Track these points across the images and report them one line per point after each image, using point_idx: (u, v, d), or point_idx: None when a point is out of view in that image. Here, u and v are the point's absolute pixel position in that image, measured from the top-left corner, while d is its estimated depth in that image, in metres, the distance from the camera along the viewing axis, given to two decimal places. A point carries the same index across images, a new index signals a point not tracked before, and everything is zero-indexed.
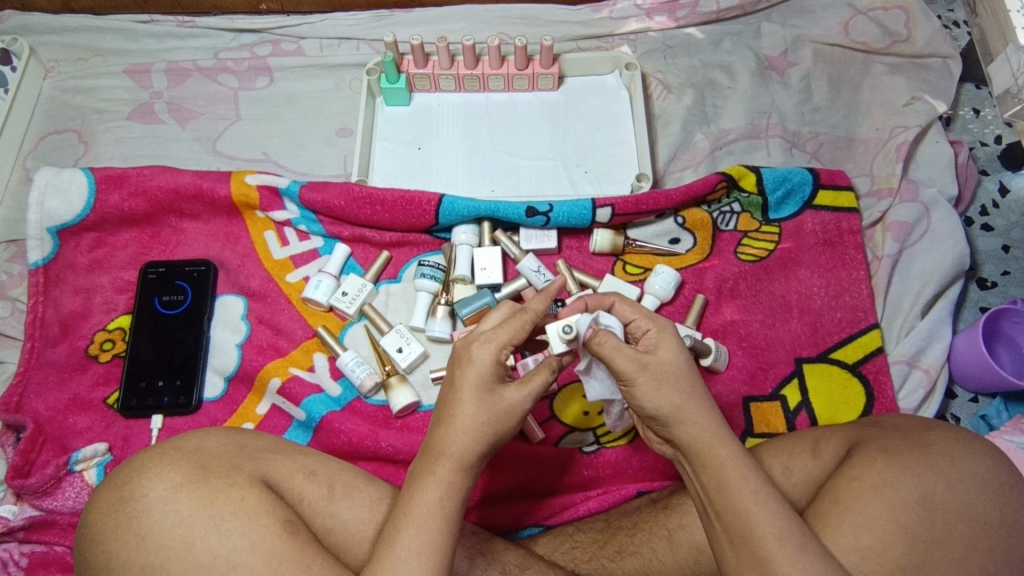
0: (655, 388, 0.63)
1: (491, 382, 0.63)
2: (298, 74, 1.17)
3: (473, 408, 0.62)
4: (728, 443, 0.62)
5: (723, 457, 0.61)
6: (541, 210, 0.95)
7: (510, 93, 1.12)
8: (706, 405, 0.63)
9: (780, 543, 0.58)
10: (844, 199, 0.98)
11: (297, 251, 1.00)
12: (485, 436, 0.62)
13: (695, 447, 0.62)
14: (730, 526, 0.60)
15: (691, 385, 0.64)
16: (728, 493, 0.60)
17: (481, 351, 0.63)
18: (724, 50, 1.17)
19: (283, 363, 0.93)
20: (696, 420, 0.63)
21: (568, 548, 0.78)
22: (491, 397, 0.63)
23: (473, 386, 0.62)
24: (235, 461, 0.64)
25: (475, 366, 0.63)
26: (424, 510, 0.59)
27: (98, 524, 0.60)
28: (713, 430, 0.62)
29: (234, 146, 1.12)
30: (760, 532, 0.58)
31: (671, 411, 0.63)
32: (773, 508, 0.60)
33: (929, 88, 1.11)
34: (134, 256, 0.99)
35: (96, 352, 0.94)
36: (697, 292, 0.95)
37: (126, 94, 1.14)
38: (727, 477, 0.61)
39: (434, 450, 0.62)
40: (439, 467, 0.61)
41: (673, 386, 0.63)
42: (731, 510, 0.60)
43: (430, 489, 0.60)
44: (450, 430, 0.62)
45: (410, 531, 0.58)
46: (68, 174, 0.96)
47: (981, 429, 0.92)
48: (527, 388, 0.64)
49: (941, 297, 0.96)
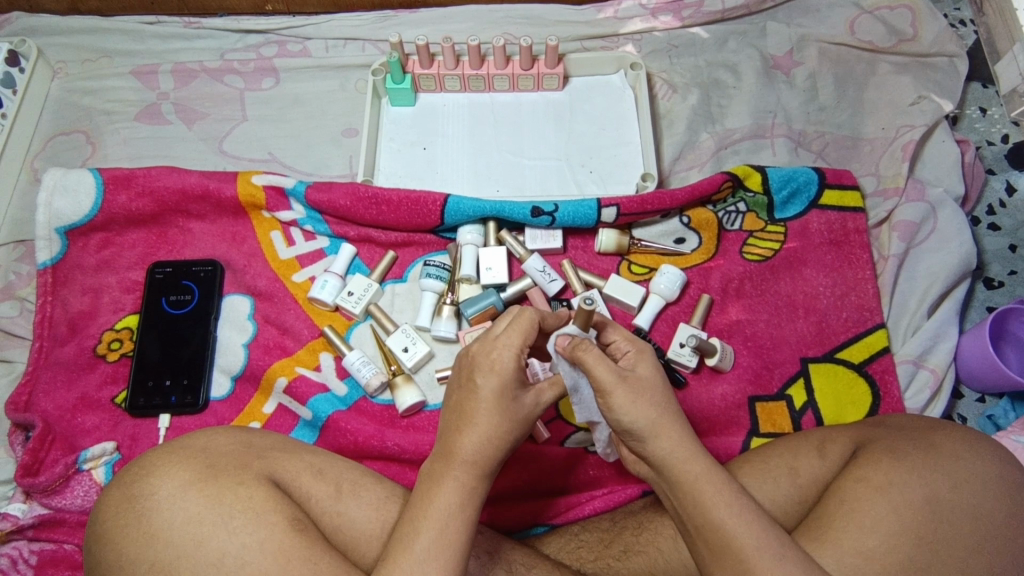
0: (632, 401, 0.63)
1: (514, 388, 0.64)
2: (304, 75, 1.17)
3: (496, 415, 0.62)
4: (701, 458, 0.62)
5: (698, 471, 0.61)
6: (546, 209, 0.96)
7: (515, 93, 1.13)
8: (680, 421, 0.64)
9: (759, 552, 0.58)
10: (850, 198, 0.98)
11: (303, 251, 1.00)
12: (506, 442, 0.63)
13: (671, 463, 0.62)
14: (709, 541, 0.60)
15: (665, 400, 0.64)
16: (705, 507, 0.60)
17: (503, 357, 0.64)
18: (729, 50, 1.16)
19: (289, 362, 0.93)
20: (670, 435, 0.63)
21: (574, 547, 0.78)
22: (513, 404, 0.63)
23: (496, 394, 0.63)
24: (244, 460, 0.65)
25: (498, 374, 0.63)
26: (437, 512, 0.59)
27: (107, 522, 0.61)
28: (686, 446, 0.63)
29: (239, 147, 1.12)
30: (738, 544, 0.58)
31: (648, 425, 0.62)
32: (749, 519, 0.59)
33: (935, 87, 1.10)
34: (141, 257, 1.00)
35: (104, 352, 0.94)
36: (703, 292, 0.95)
37: (134, 95, 1.15)
38: (701, 491, 0.61)
39: (452, 454, 0.62)
40: (456, 471, 0.61)
41: (649, 401, 0.63)
42: (709, 525, 0.60)
43: (449, 491, 0.60)
44: (471, 435, 0.62)
45: (427, 532, 0.58)
46: (76, 175, 0.97)
47: (988, 429, 0.91)
48: (542, 396, 0.66)
49: (948, 297, 0.96)
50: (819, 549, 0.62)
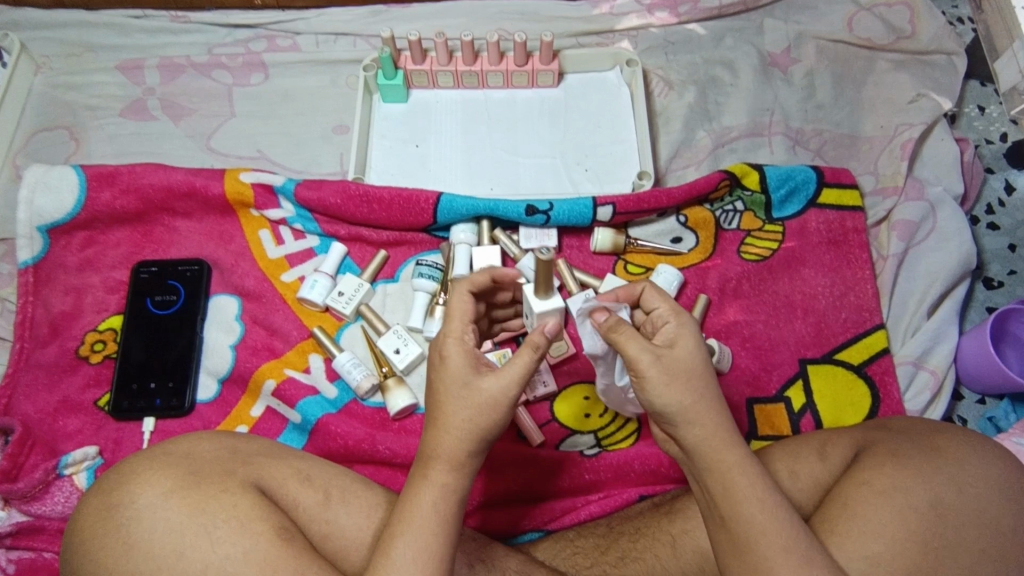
0: (666, 384, 0.60)
1: (465, 374, 0.61)
2: (293, 71, 1.15)
3: (450, 403, 0.60)
4: (737, 448, 0.60)
5: (731, 462, 0.59)
6: (541, 208, 0.94)
7: (509, 90, 1.11)
8: (716, 407, 0.61)
9: (787, 554, 0.57)
10: (849, 197, 0.96)
11: (292, 250, 0.98)
12: (471, 432, 0.59)
13: (703, 451, 0.60)
14: (735, 535, 0.58)
15: (704, 384, 0.61)
16: (735, 499, 0.58)
17: (447, 346, 0.62)
18: (726, 46, 1.15)
19: (278, 363, 0.91)
20: (705, 422, 0.60)
21: (569, 553, 0.76)
22: (467, 390, 0.60)
23: (447, 384, 0.61)
24: (228, 466, 0.62)
25: (445, 364, 0.62)
26: (415, 515, 0.57)
27: (85, 532, 0.58)
28: (722, 434, 0.60)
29: (227, 144, 1.10)
30: (765, 541, 0.57)
31: (678, 411, 0.60)
32: (780, 516, 0.58)
33: (934, 84, 1.09)
34: (125, 256, 0.97)
35: (87, 354, 0.92)
36: (700, 292, 0.94)
37: (119, 91, 1.12)
38: (732, 483, 0.59)
39: (426, 455, 0.60)
40: (431, 470, 0.59)
41: (686, 384, 0.60)
42: (737, 517, 0.58)
43: (425, 493, 0.58)
44: (438, 432, 0.60)
45: (405, 537, 0.56)
46: (58, 171, 0.94)
47: (989, 431, 0.90)
48: (506, 376, 0.60)
49: (948, 297, 0.94)
50: (830, 547, 0.61)
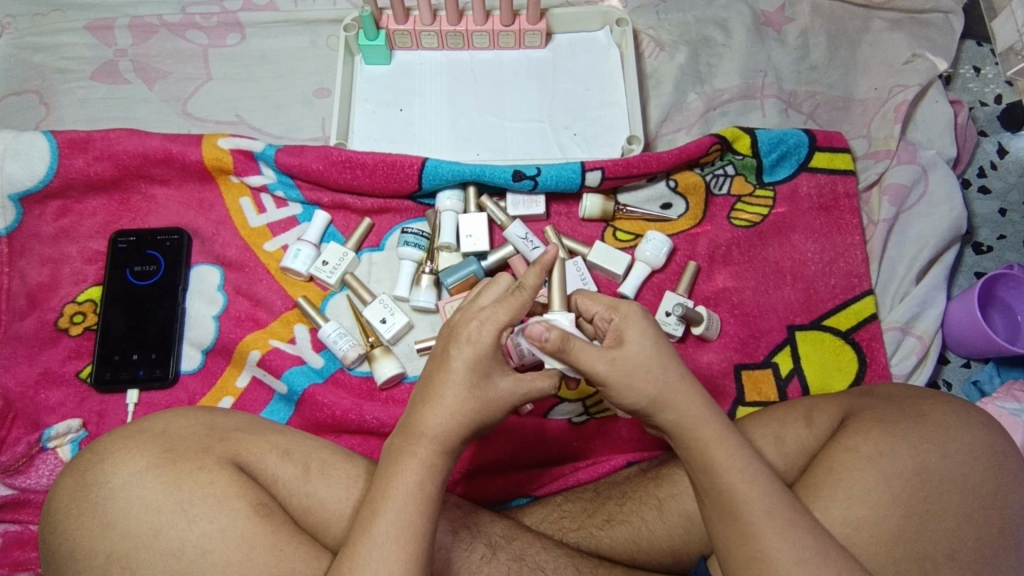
0: (626, 385, 0.60)
1: (487, 366, 0.60)
2: (271, 30, 1.10)
3: (463, 391, 0.59)
4: (714, 422, 0.61)
5: (708, 437, 0.60)
6: (528, 173, 0.92)
7: (495, 52, 1.07)
8: (685, 387, 0.61)
9: (771, 518, 0.56)
10: (841, 161, 0.95)
11: (274, 218, 0.96)
12: (472, 421, 0.59)
13: (678, 429, 0.61)
14: (719, 502, 0.58)
15: (666, 372, 0.61)
16: (716, 470, 0.59)
17: (480, 332, 0.60)
18: (719, 4, 1.11)
19: (262, 335, 0.90)
20: (678, 406, 0.61)
21: (556, 517, 0.76)
22: (484, 383, 0.60)
23: (467, 367, 0.59)
24: (204, 443, 0.62)
25: (473, 346, 0.59)
26: (402, 493, 0.57)
27: (59, 515, 0.59)
28: (698, 412, 0.61)
29: (204, 108, 1.06)
30: (748, 508, 0.57)
31: (648, 404, 0.61)
32: (763, 482, 0.58)
33: (930, 44, 1.07)
34: (102, 225, 0.95)
35: (66, 326, 0.90)
36: (690, 259, 0.93)
37: (89, 52, 1.08)
38: (712, 455, 0.59)
39: (413, 429, 0.59)
40: (419, 447, 0.58)
41: (644, 379, 0.60)
42: (719, 488, 0.58)
43: (410, 470, 0.57)
44: (434, 411, 0.59)
45: (387, 515, 0.56)
46: (28, 137, 0.90)
47: (973, 395, 0.91)
48: (523, 386, 0.62)
49: (937, 262, 0.94)
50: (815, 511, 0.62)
